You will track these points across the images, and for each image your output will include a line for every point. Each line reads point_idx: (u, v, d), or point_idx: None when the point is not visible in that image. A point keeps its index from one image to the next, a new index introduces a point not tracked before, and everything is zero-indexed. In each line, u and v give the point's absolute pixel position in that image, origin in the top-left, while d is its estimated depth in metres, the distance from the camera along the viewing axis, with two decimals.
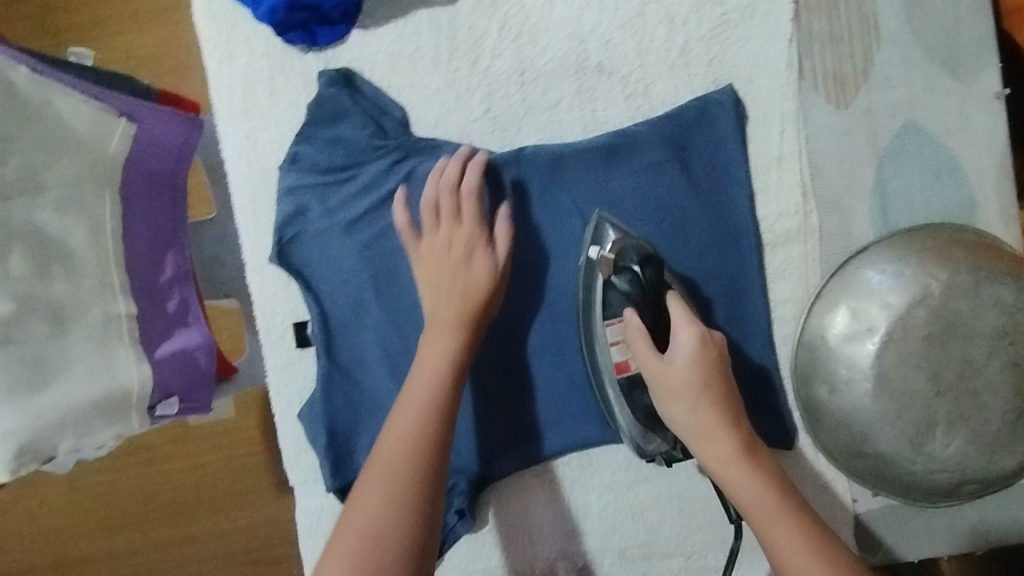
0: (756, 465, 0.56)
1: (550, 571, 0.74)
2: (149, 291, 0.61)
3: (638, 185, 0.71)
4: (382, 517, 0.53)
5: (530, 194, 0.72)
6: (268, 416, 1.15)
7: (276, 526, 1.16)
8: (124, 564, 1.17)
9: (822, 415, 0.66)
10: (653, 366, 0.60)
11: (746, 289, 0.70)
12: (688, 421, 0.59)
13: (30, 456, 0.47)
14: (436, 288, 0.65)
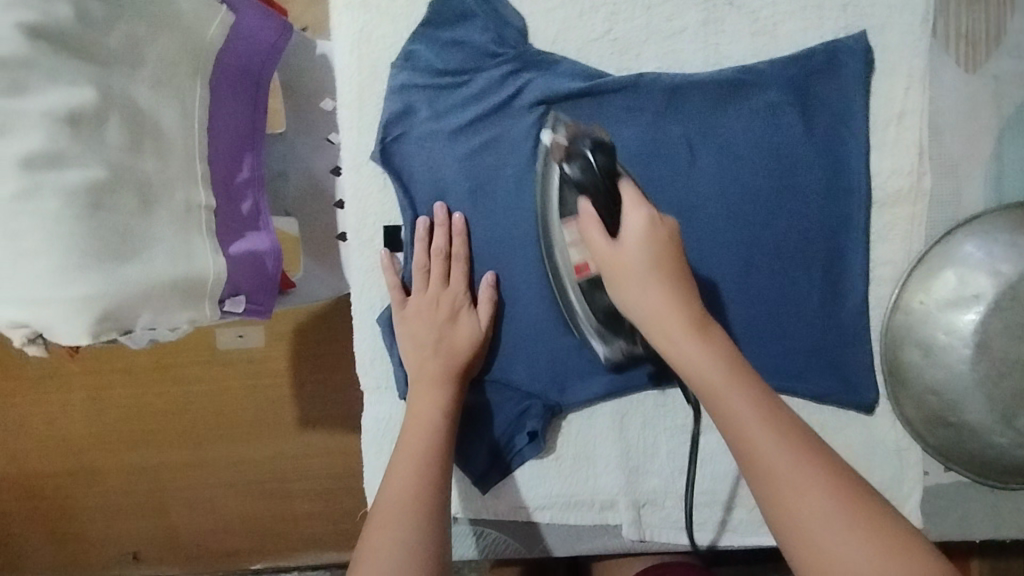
0: (709, 340, 0.53)
1: (611, 506, 0.68)
2: (225, 187, 0.61)
3: (755, 125, 0.66)
4: (417, 500, 0.54)
5: (641, 122, 0.67)
6: (301, 346, 1.15)
7: (293, 461, 1.16)
8: (138, 480, 1.18)
9: (908, 379, 0.64)
10: (601, 243, 0.59)
11: (847, 252, 0.66)
12: (643, 300, 0.57)
13: (111, 323, 0.47)
14: (423, 347, 0.65)
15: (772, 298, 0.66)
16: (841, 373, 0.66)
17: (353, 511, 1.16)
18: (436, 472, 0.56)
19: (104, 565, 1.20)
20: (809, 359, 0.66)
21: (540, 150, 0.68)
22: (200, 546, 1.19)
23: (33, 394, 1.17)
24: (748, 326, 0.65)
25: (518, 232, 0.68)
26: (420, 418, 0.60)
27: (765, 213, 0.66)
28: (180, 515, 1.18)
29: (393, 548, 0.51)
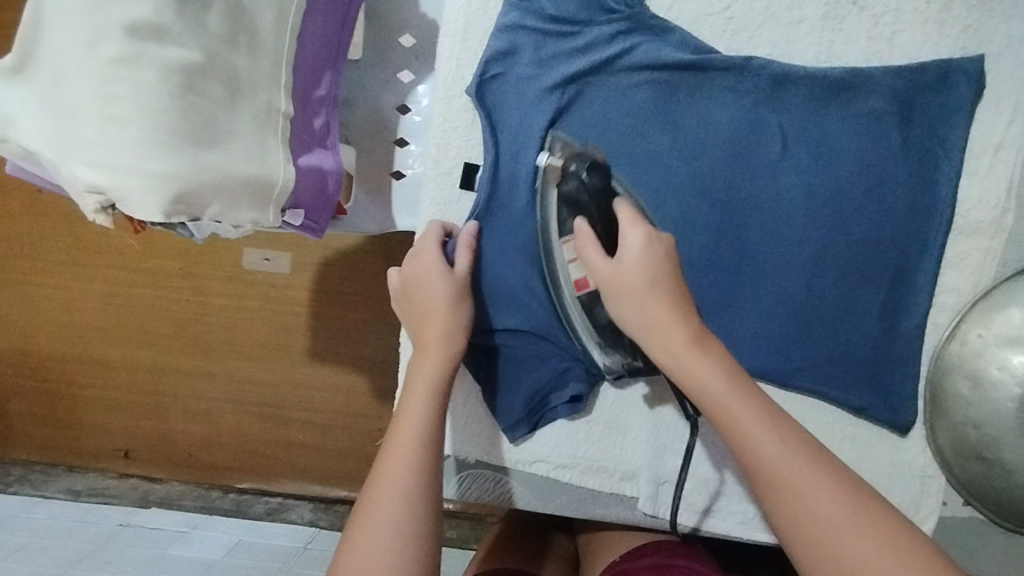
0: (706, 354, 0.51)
1: (631, 477, 0.66)
2: (303, 99, 0.60)
3: (855, 131, 0.63)
4: (408, 493, 0.49)
5: (742, 106, 0.64)
6: (324, 278, 1.15)
7: (296, 389, 1.18)
8: (142, 379, 1.19)
9: (949, 407, 0.62)
10: (599, 267, 0.56)
11: (914, 275, 0.63)
12: (644, 318, 0.53)
13: (182, 207, 0.47)
14: (424, 314, 0.60)
15: (830, 312, 0.64)
16: (883, 389, 0.63)
17: (346, 448, 1.18)
18: (428, 461, 0.51)
19: (93, 455, 1.21)
20: (852, 375, 0.63)
21: (634, 115, 0.65)
22: (189, 455, 1.20)
23: (53, 277, 1.18)
24: (802, 335, 0.64)
25: None
26: (415, 393, 0.55)
27: (844, 223, 0.63)
28: (176, 421, 1.20)
29: (379, 545, 0.47)
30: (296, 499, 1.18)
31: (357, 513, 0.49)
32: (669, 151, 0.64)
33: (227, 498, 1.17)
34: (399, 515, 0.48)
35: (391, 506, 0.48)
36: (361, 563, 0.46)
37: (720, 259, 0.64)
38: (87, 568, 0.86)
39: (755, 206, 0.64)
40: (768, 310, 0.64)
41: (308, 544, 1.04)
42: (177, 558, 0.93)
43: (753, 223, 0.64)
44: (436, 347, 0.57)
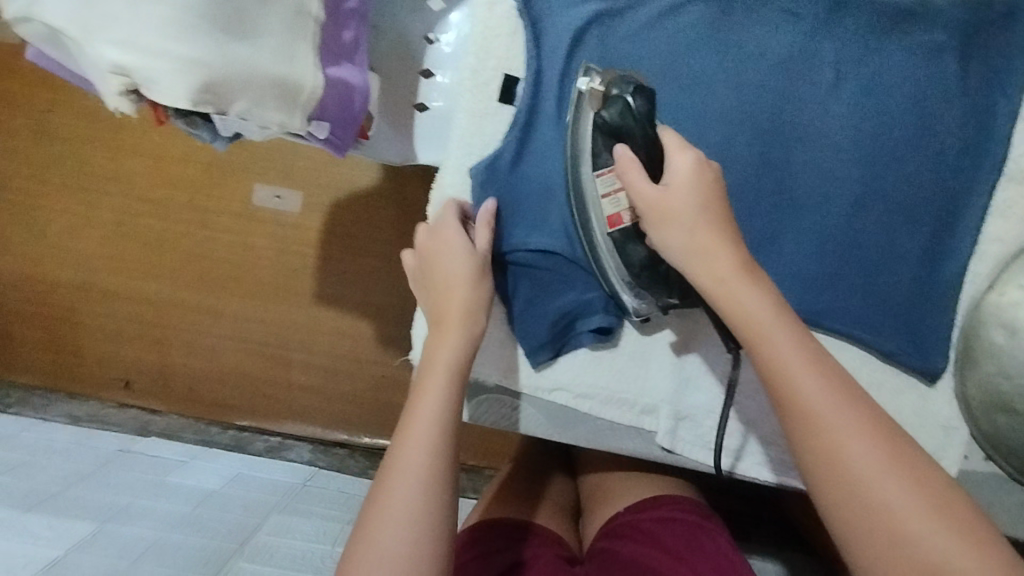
0: (755, 280, 0.50)
1: (652, 412, 0.64)
2: (334, 8, 0.58)
3: (912, 66, 0.61)
4: (425, 476, 0.49)
5: (798, 30, 0.61)
6: (335, 218, 1.14)
7: (301, 328, 1.16)
8: (146, 311, 1.18)
9: (982, 358, 0.60)
10: (645, 193, 0.52)
11: (958, 221, 0.62)
12: (688, 241, 0.51)
13: (209, 98, 0.45)
14: (443, 292, 0.58)
15: (870, 257, 0.62)
16: (917, 336, 0.61)
17: (348, 391, 1.17)
18: (446, 443, 0.50)
19: (92, 384, 1.20)
20: (888, 322, 0.61)
21: (686, 33, 0.62)
22: (190, 389, 1.19)
23: (60, 203, 1.17)
24: (838, 278, 0.61)
25: None
26: (432, 377, 0.53)
27: (891, 164, 0.61)
28: (178, 355, 1.19)
29: (399, 527, 0.47)
30: (295, 440, 1.17)
31: (375, 490, 0.49)
32: (719, 74, 0.61)
33: (226, 434, 1.16)
34: (415, 497, 0.48)
35: (408, 488, 0.48)
36: (377, 541, 0.46)
37: (762, 194, 0.61)
38: (87, 488, 0.87)
39: (803, 140, 0.62)
40: (805, 251, 0.62)
41: (307, 481, 1.04)
42: (176, 486, 0.93)
43: (800, 156, 0.62)
44: (457, 325, 0.55)
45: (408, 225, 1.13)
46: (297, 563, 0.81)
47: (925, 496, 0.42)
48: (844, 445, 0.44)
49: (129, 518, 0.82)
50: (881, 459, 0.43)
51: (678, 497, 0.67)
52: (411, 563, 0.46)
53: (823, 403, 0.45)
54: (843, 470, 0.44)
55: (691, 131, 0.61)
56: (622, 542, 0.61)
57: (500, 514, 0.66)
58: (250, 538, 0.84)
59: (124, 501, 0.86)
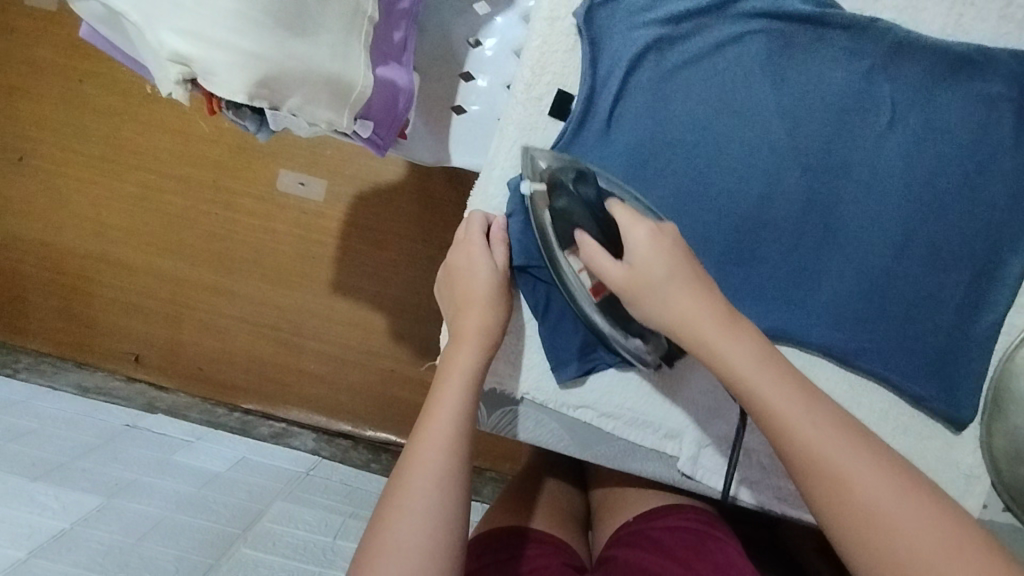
0: (735, 330, 0.49)
1: (675, 435, 0.65)
2: (388, 10, 0.58)
3: (966, 114, 0.61)
4: (440, 477, 0.49)
5: (856, 69, 0.61)
6: (358, 210, 1.14)
7: (314, 317, 1.17)
8: (162, 287, 1.19)
9: (1012, 410, 0.60)
10: (613, 275, 0.54)
11: (999, 273, 0.62)
12: (670, 309, 0.51)
13: (265, 92, 0.45)
14: (462, 306, 0.59)
15: (907, 299, 0.62)
16: (945, 381, 0.61)
17: (356, 383, 1.18)
18: (461, 448, 0.51)
19: (103, 355, 1.20)
20: (917, 366, 0.61)
21: (743, 64, 0.62)
22: (199, 368, 1.20)
23: (87, 174, 1.18)
24: (871, 317, 0.61)
25: (694, 141, 0.62)
26: (453, 381, 0.54)
27: (937, 209, 0.61)
28: (190, 334, 1.19)
29: (411, 525, 0.46)
30: (300, 427, 1.17)
31: (389, 493, 0.48)
32: (773, 106, 0.61)
33: (233, 416, 1.16)
34: (430, 498, 0.48)
35: (423, 488, 0.48)
36: (391, 541, 0.45)
37: (803, 228, 0.62)
38: (95, 462, 0.87)
39: (849, 178, 0.62)
40: (840, 287, 0.62)
41: (310, 471, 1.04)
42: (182, 466, 0.94)
43: (844, 193, 0.62)
44: (475, 336, 0.57)
45: (429, 223, 1.13)
46: (299, 553, 0.81)
47: (945, 537, 0.41)
48: (858, 494, 0.43)
49: (136, 495, 0.83)
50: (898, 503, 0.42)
51: (689, 508, 0.67)
52: (425, 563, 0.45)
53: (821, 443, 0.44)
54: (856, 513, 0.42)
55: (739, 161, 0.61)
56: (633, 548, 0.61)
57: (510, 521, 0.67)
58: (254, 524, 0.84)
59: (131, 478, 0.86)
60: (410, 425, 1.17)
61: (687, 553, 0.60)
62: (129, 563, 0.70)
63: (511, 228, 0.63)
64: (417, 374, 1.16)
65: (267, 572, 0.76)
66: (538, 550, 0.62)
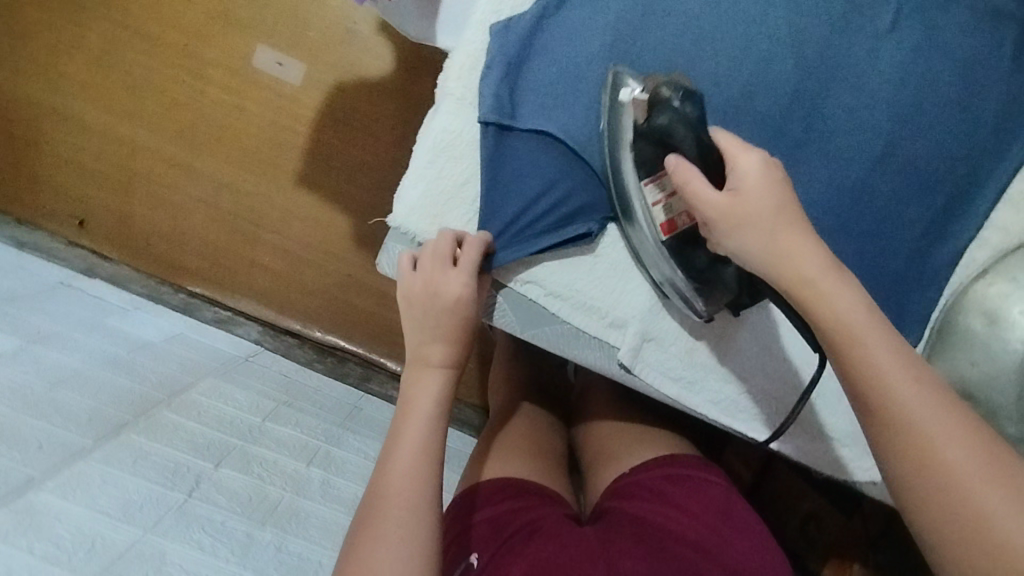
0: (842, 278, 0.48)
1: (620, 326, 0.62)
2: None
3: (968, 29, 0.57)
4: (415, 504, 0.51)
5: None
6: (336, 100, 1.08)
7: (274, 208, 1.12)
8: (118, 152, 1.12)
9: (956, 342, 0.58)
10: (715, 201, 0.50)
11: (971, 201, 0.58)
12: (770, 247, 0.49)
13: None
14: (428, 333, 0.59)
15: (880, 210, 0.57)
16: (899, 302, 0.58)
17: (309, 281, 1.14)
18: (430, 471, 0.53)
19: (46, 215, 1.13)
20: (876, 284, 0.58)
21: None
22: (147, 245, 1.14)
23: (51, 17, 1.09)
24: (838, 224, 0.57)
25: (692, 6, 0.56)
26: (414, 412, 0.56)
27: (924, 124, 0.57)
28: (142, 206, 1.13)
29: (389, 554, 0.47)
30: (245, 318, 1.14)
31: (365, 520, 0.50)
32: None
33: (177, 296, 1.12)
34: (400, 526, 0.49)
35: (392, 520, 0.49)
36: (370, 570, 0.47)
37: (787, 117, 0.56)
38: (18, 309, 0.82)
39: (842, 77, 0.57)
40: (814, 189, 0.57)
41: (249, 357, 1.02)
42: (114, 329, 0.90)
43: (839, 89, 0.56)
44: (437, 367, 0.58)
45: (407, 125, 1.08)
46: (224, 426, 0.78)
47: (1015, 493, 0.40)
48: (940, 445, 0.42)
49: (58, 345, 0.78)
50: (975, 457, 0.42)
51: (680, 457, 0.67)
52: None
53: (920, 408, 0.44)
54: (947, 478, 0.42)
55: (732, 41, 0.56)
56: (630, 500, 0.61)
57: (484, 478, 0.65)
58: (182, 393, 0.80)
59: (55, 330, 0.82)
60: (360, 333, 1.14)
61: (680, 495, 0.61)
62: (39, 405, 0.66)
63: (485, 78, 0.57)
64: (374, 282, 1.13)
65: (187, 438, 0.72)
66: (519, 504, 0.60)
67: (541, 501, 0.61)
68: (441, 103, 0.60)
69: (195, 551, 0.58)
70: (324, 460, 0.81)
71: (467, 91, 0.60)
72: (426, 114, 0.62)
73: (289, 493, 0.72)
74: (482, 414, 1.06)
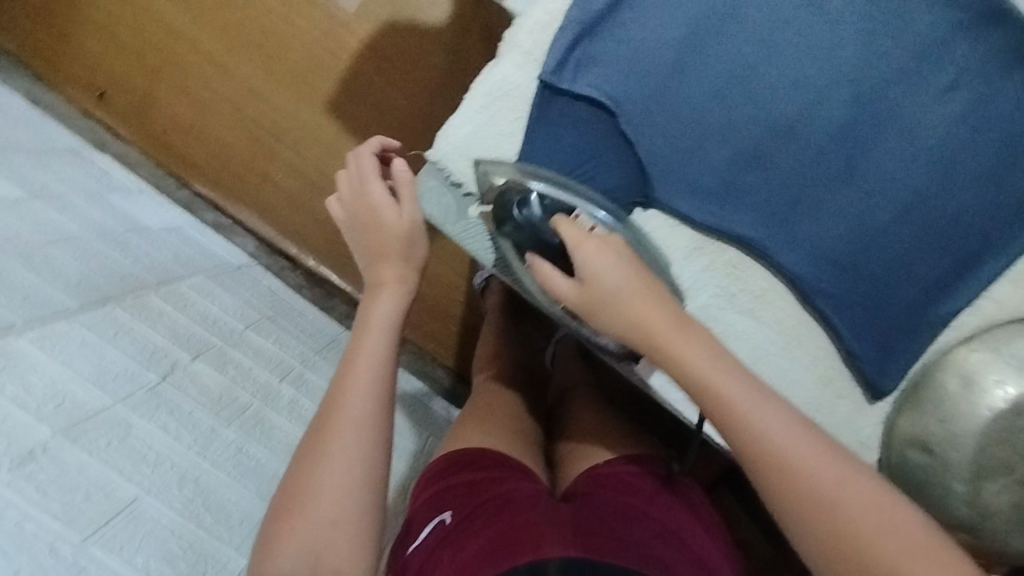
0: (689, 340, 0.50)
1: None
2: None
3: (1017, 107, 0.58)
4: (359, 418, 0.53)
5: (944, 22, 0.57)
6: (383, 37, 1.07)
7: (298, 127, 1.11)
8: (154, 34, 1.10)
9: (931, 399, 0.62)
10: (565, 290, 0.52)
11: (977, 268, 0.61)
12: (626, 317, 0.50)
13: None
14: (378, 255, 0.60)
15: (888, 265, 0.60)
16: (884, 353, 0.61)
17: (316, 208, 1.13)
18: (381, 387, 0.55)
19: (66, 79, 1.11)
20: (865, 328, 0.61)
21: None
22: (162, 132, 1.12)
23: None
24: (849, 269, 0.60)
25: (765, 26, 0.57)
26: (364, 332, 0.57)
27: (954, 186, 0.59)
28: (165, 94, 1.12)
29: (331, 465, 0.51)
30: (243, 230, 1.13)
31: (314, 433, 0.53)
32: (851, 25, 0.57)
33: (181, 193, 1.12)
34: (348, 434, 0.53)
35: (340, 432, 0.53)
36: (312, 477, 0.51)
37: (826, 159, 0.58)
38: (26, 162, 0.80)
39: (887, 127, 0.58)
40: (834, 231, 0.59)
41: (242, 268, 1.01)
42: (115, 206, 0.89)
43: (878, 144, 0.58)
44: (390, 286, 0.59)
45: (447, 79, 1.08)
46: (206, 324, 0.77)
47: (884, 513, 0.46)
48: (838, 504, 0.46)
49: (57, 206, 0.77)
50: (857, 497, 0.47)
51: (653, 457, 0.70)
52: (349, 485, 0.51)
53: (810, 465, 0.47)
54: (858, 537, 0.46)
55: (797, 64, 0.57)
56: (600, 485, 0.63)
57: (448, 449, 0.67)
58: (172, 283, 0.80)
59: (58, 192, 0.80)
60: (354, 270, 1.14)
61: (648, 488, 0.64)
62: (31, 257, 0.64)
63: (554, 43, 0.58)
64: None
65: (169, 325, 0.72)
66: (493, 473, 0.62)
67: (519, 474, 0.63)
68: (508, 54, 0.61)
69: (161, 432, 0.58)
70: (296, 379, 0.81)
71: (536, 48, 0.61)
72: (488, 64, 0.62)
73: (257, 401, 0.72)
74: (453, 377, 1.07)
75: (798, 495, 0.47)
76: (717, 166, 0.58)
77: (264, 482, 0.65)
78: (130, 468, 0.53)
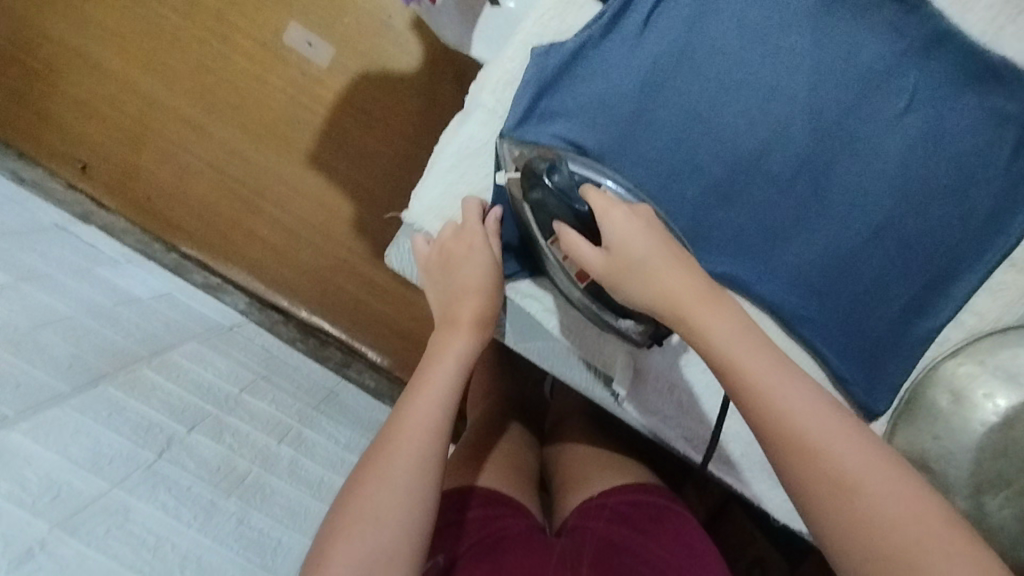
0: (717, 307, 0.49)
1: (609, 358, 0.66)
2: None
3: (973, 123, 0.59)
4: (420, 457, 0.51)
5: (896, 45, 0.59)
6: (357, 90, 1.09)
7: (279, 183, 1.12)
8: (132, 103, 1.12)
9: (921, 416, 0.62)
10: (593, 261, 0.53)
11: (954, 282, 0.61)
12: (654, 286, 0.51)
13: None
14: (457, 293, 0.59)
15: (863, 285, 0.61)
16: (871, 371, 0.62)
17: (303, 260, 1.14)
18: (443, 431, 0.53)
19: (49, 154, 1.13)
20: (849, 347, 0.62)
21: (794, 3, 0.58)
22: (146, 199, 1.14)
23: None
24: (827, 292, 0.61)
25: (721, 66, 0.58)
26: (435, 368, 0.56)
27: (921, 204, 0.60)
28: (148, 160, 1.13)
29: (383, 496, 0.49)
30: (234, 287, 1.13)
31: (374, 461, 0.51)
32: (806, 55, 0.58)
33: (168, 257, 1.12)
34: (405, 470, 0.50)
35: (400, 465, 0.50)
36: (369, 510, 0.48)
37: (793, 189, 0.60)
38: (12, 244, 0.81)
39: (849, 152, 0.59)
40: (808, 259, 0.60)
41: (234, 327, 1.02)
42: (103, 279, 0.90)
43: (841, 169, 0.60)
44: (467, 328, 0.58)
45: (424, 126, 1.10)
46: (199, 391, 0.77)
47: (904, 493, 0.42)
48: (854, 474, 0.42)
49: (44, 286, 0.77)
50: (870, 472, 0.43)
51: (651, 484, 0.69)
52: (403, 522, 0.48)
53: (816, 432, 0.44)
54: (877, 519, 0.41)
55: (756, 99, 0.58)
56: (593, 520, 0.63)
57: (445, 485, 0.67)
58: (162, 353, 0.80)
59: (45, 271, 0.80)
60: (346, 319, 1.15)
61: (643, 520, 0.64)
62: (20, 345, 0.64)
63: (516, 98, 0.59)
64: (367, 272, 1.13)
65: (161, 398, 0.71)
66: (481, 514, 0.63)
67: (511, 512, 0.63)
68: (473, 114, 0.63)
69: (159, 511, 0.58)
70: (295, 439, 0.81)
71: (499, 105, 0.62)
72: (455, 120, 0.64)
73: (256, 467, 0.72)
74: None
75: (810, 461, 0.43)
76: (687, 204, 0.59)
77: (267, 551, 0.64)
78: (129, 555, 0.53)
